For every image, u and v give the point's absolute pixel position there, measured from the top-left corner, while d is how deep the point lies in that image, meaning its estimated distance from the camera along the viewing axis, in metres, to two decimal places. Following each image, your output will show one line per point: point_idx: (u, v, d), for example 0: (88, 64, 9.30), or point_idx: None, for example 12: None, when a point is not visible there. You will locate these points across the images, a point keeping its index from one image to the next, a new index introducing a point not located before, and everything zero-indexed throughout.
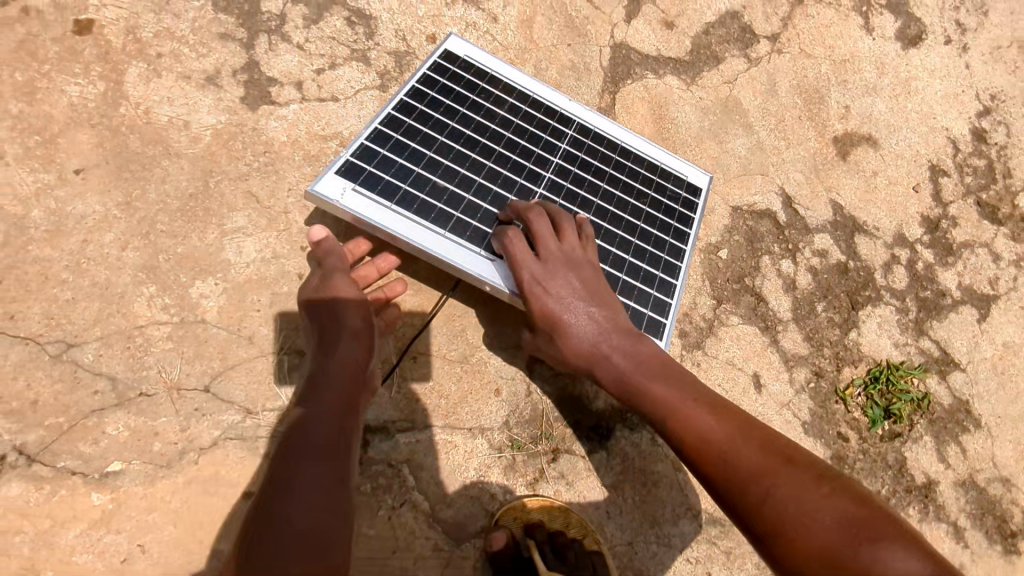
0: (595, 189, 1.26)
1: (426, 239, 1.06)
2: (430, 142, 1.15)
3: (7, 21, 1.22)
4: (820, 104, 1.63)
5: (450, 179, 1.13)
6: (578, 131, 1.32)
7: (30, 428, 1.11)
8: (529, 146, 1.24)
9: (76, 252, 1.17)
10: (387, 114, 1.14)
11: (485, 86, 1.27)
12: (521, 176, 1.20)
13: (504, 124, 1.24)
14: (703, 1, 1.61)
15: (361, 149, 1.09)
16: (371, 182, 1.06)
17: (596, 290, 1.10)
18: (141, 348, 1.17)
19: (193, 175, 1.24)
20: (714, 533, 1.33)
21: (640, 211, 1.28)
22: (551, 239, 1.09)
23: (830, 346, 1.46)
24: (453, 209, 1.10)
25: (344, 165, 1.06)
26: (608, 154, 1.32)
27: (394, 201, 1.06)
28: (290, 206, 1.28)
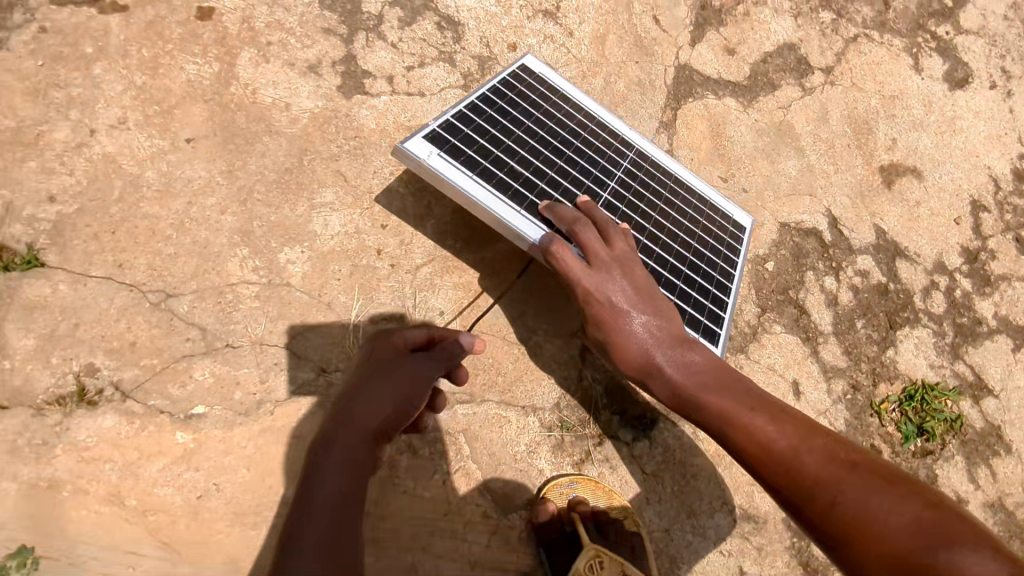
0: (652, 207, 1.33)
1: (502, 210, 1.11)
2: (509, 132, 1.23)
3: (139, 4, 1.36)
4: (868, 134, 1.72)
5: (524, 168, 1.20)
6: (638, 153, 1.41)
7: (127, 367, 1.21)
8: (594, 158, 1.33)
9: (181, 211, 1.28)
10: (472, 101, 1.23)
11: (557, 99, 1.37)
12: (587, 179, 1.27)
13: (572, 133, 1.33)
14: (763, 32, 1.72)
15: (447, 123, 1.16)
16: (455, 151, 1.13)
17: (646, 296, 1.16)
18: (231, 304, 1.27)
19: (290, 152, 1.36)
20: (747, 529, 1.39)
21: (692, 236, 1.36)
22: (600, 248, 1.15)
23: (868, 361, 1.53)
24: (528, 191, 1.16)
25: (432, 132, 1.12)
26: (663, 178, 1.40)
27: (475, 171, 1.12)
28: (374, 187, 1.39)
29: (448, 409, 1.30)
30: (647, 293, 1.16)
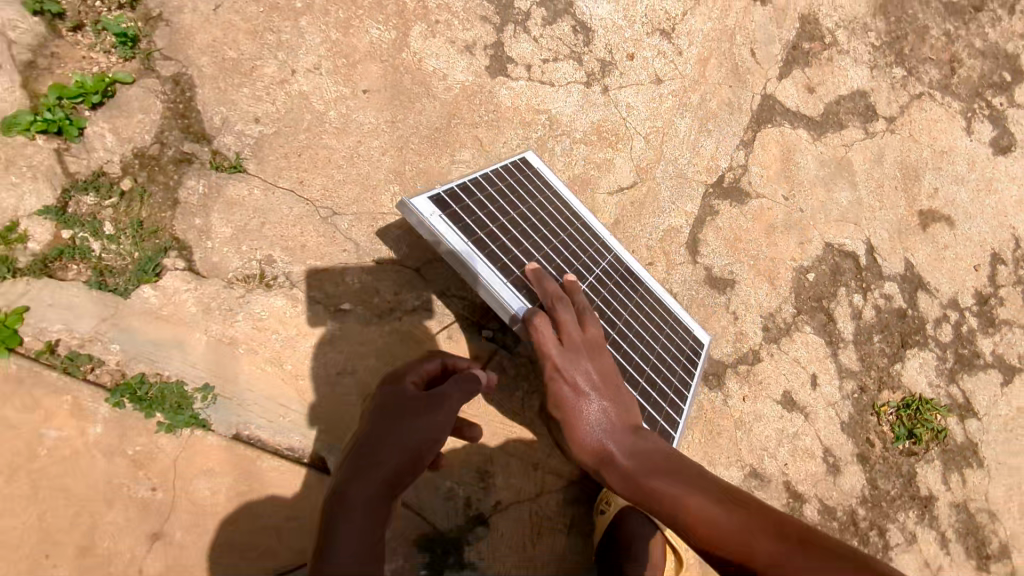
0: (620, 306, 1.45)
1: (490, 275, 1.21)
2: (504, 213, 1.35)
3: None
4: (915, 180, 1.99)
5: (511, 248, 1.30)
6: (614, 258, 1.54)
7: (297, 262, 1.52)
8: (577, 252, 1.45)
9: (351, 148, 1.59)
10: (476, 179, 1.36)
11: (550, 195, 1.51)
12: (568, 267, 1.39)
13: (560, 227, 1.46)
14: (842, 77, 1.99)
15: (451, 192, 1.27)
16: (455, 216, 1.23)
17: (610, 382, 1.25)
18: (380, 228, 1.58)
19: (441, 114, 1.66)
20: (754, 483, 1.67)
21: (655, 341, 1.47)
22: (573, 327, 1.25)
23: (877, 370, 1.82)
24: (512, 265, 1.27)
25: (437, 196, 1.24)
26: (635, 285, 1.53)
27: (471, 239, 1.23)
28: (503, 154, 1.68)
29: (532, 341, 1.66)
30: (611, 381, 1.26)
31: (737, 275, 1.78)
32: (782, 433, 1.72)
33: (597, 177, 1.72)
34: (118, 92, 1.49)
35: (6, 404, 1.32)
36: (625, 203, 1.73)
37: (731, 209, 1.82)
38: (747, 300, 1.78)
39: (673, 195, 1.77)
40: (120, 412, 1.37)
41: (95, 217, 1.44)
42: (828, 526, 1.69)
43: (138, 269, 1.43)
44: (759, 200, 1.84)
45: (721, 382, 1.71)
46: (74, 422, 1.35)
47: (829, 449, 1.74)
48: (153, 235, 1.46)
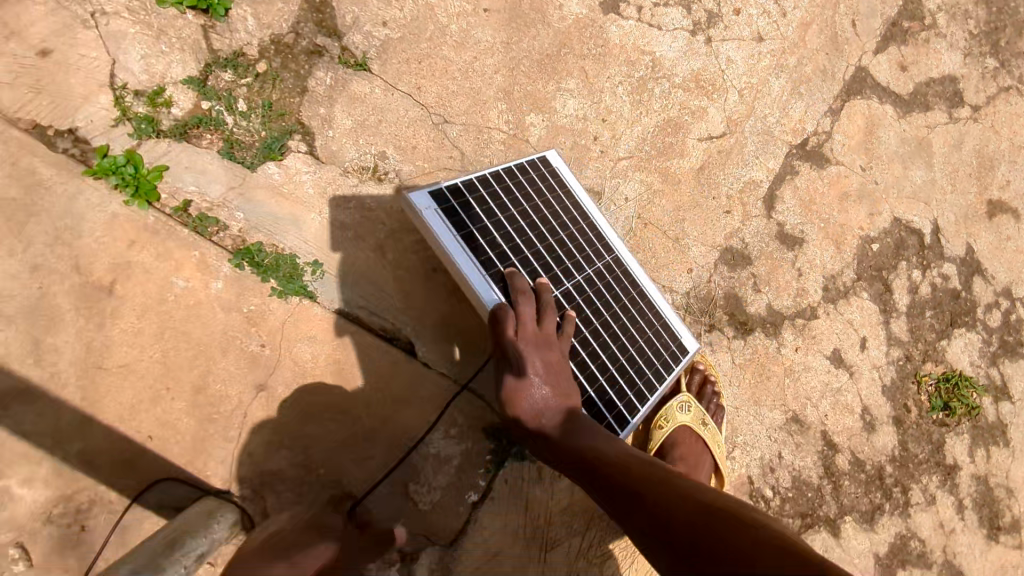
0: (604, 308, 1.48)
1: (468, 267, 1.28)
2: (506, 209, 1.39)
3: None
4: (989, 170, 2.05)
5: (501, 243, 1.34)
6: (615, 260, 1.55)
7: (408, 162, 1.62)
8: (573, 252, 1.47)
9: (467, 62, 1.68)
10: (483, 175, 1.39)
11: (562, 192, 1.53)
12: (557, 268, 1.43)
13: (562, 224, 1.48)
14: (935, 60, 2.03)
15: (454, 187, 1.32)
16: (450, 212, 1.29)
17: (562, 376, 1.31)
18: (485, 141, 1.67)
19: (553, 42, 1.74)
20: (793, 428, 1.80)
21: (633, 342, 1.48)
22: (532, 321, 1.29)
23: (925, 343, 1.92)
24: (496, 259, 1.32)
25: (440, 191, 1.29)
26: (628, 289, 1.54)
27: (461, 234, 1.28)
28: (605, 88, 1.76)
29: None
30: (562, 375, 1.32)
31: (806, 235, 1.87)
32: (827, 386, 1.83)
33: (689, 123, 1.81)
34: None
35: (143, 251, 1.46)
36: (712, 151, 1.82)
37: (811, 171, 1.89)
38: (812, 260, 1.87)
39: (758, 150, 1.86)
40: (239, 273, 1.50)
41: (231, 93, 1.54)
42: (856, 476, 1.81)
43: (265, 147, 1.54)
44: (838, 167, 1.92)
45: (776, 330, 1.82)
46: (199, 275, 1.48)
47: (867, 408, 1.85)
48: (281, 117, 1.57)
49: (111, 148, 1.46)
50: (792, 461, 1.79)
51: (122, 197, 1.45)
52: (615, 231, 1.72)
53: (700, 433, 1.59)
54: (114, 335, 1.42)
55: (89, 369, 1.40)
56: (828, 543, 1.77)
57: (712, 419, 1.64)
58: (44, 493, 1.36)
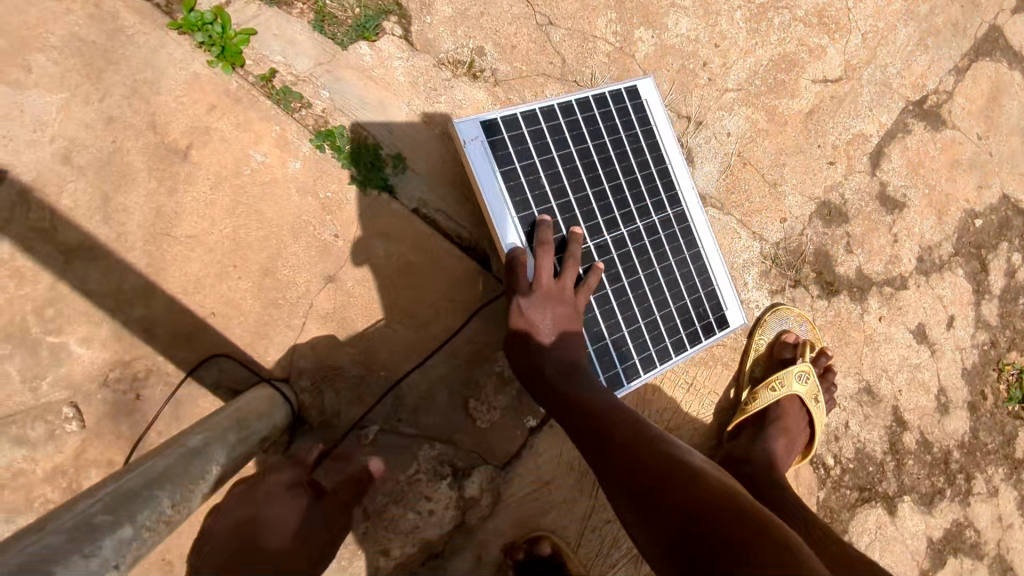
0: (647, 263, 1.36)
1: (497, 209, 1.20)
2: (561, 147, 1.28)
3: None
4: None
5: (543, 184, 1.26)
6: (676, 216, 1.40)
7: (506, 62, 1.51)
8: (630, 199, 1.35)
9: None
10: (548, 106, 1.28)
11: (640, 133, 1.38)
12: (602, 216, 1.32)
13: (622, 171, 1.35)
14: None
15: (510, 117, 1.23)
16: (500, 144, 1.21)
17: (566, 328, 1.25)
18: (589, 51, 1.56)
19: None
20: (865, 399, 1.69)
21: (665, 306, 1.37)
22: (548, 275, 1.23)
23: (1012, 330, 1.81)
24: (530, 203, 1.23)
25: (492, 119, 1.20)
26: (681, 250, 1.41)
27: (501, 169, 1.21)
28: (722, 12, 1.62)
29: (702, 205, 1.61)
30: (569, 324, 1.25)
31: (909, 200, 1.75)
32: (905, 360, 1.72)
33: (805, 62, 1.68)
34: None
35: (222, 118, 1.36)
36: (824, 95, 1.69)
37: (924, 131, 1.76)
38: (910, 227, 1.75)
39: (872, 102, 1.72)
40: (319, 156, 1.41)
41: None
42: (921, 457, 1.71)
43: (359, 25, 1.43)
44: (953, 132, 1.79)
45: (863, 296, 1.71)
46: (278, 152, 1.39)
47: (944, 389, 1.74)
48: None
49: (201, 2, 1.36)
50: (858, 432, 1.68)
51: (207, 57, 1.35)
52: (713, 166, 1.63)
53: (811, 410, 1.52)
54: (186, 202, 1.34)
55: (157, 233, 1.33)
56: (882, 520, 1.68)
57: (823, 397, 1.56)
58: (101, 356, 1.30)
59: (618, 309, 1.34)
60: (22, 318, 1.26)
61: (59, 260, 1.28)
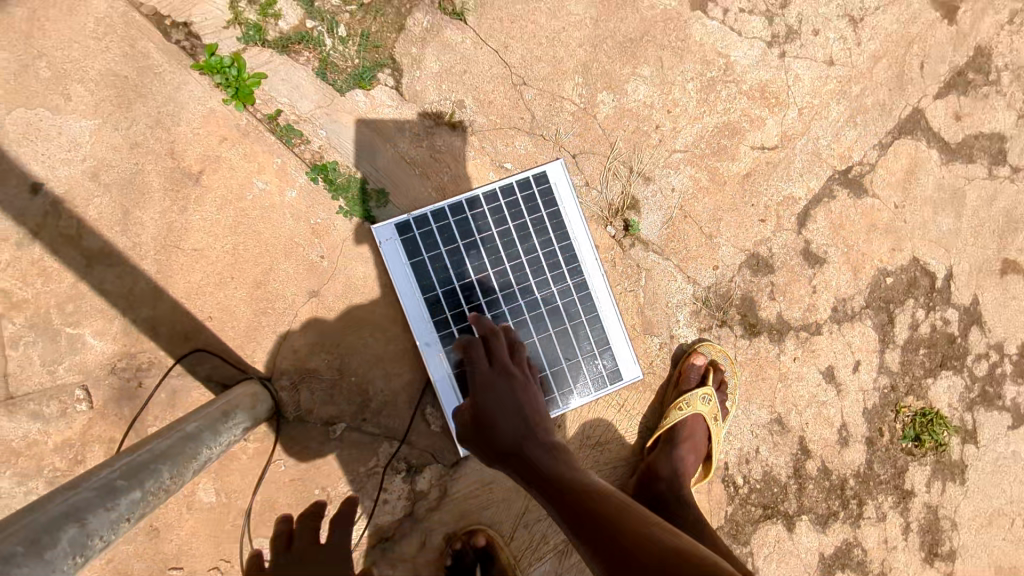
0: (540, 328, 1.69)
1: (405, 294, 1.61)
2: (466, 234, 1.65)
3: None
4: (1013, 231, 2.19)
5: (448, 267, 1.63)
6: (575, 284, 1.72)
7: (482, 114, 1.74)
8: (529, 274, 1.68)
9: (555, 32, 1.77)
10: (457, 201, 1.66)
11: (544, 214, 1.71)
12: (500, 290, 1.66)
13: (523, 248, 1.69)
14: (987, 117, 2.16)
15: (422, 215, 1.63)
16: (409, 240, 1.61)
17: (524, 404, 1.27)
18: (556, 109, 1.78)
19: (638, 28, 1.83)
20: (775, 428, 1.93)
21: (556, 364, 1.68)
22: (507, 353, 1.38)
23: (911, 377, 2.07)
24: (435, 285, 1.62)
25: (404, 221, 1.62)
26: (578, 311, 1.72)
27: (410, 260, 1.61)
28: (676, 82, 1.86)
29: (644, 250, 1.85)
30: (527, 396, 1.29)
31: (829, 256, 2.00)
32: (814, 397, 1.97)
33: (746, 130, 1.92)
34: None
35: (231, 148, 1.57)
36: (761, 160, 1.93)
37: (847, 198, 2.02)
38: (828, 280, 2.00)
39: (803, 169, 1.98)
40: (312, 186, 1.62)
41: (335, 18, 1.64)
42: (820, 482, 1.96)
43: (356, 74, 1.65)
44: (873, 199, 2.05)
45: (782, 337, 1.95)
46: (278, 181, 1.60)
47: (845, 424, 2.00)
48: (377, 50, 1.67)
49: (220, 46, 1.56)
50: (767, 457, 1.92)
51: (222, 96, 1.56)
52: (656, 216, 1.86)
53: (710, 426, 1.78)
54: (194, 220, 1.55)
55: (167, 245, 1.54)
56: (781, 535, 1.92)
57: (720, 414, 1.84)
58: (111, 347, 1.51)
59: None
60: (46, 312, 1.47)
61: (81, 263, 1.49)
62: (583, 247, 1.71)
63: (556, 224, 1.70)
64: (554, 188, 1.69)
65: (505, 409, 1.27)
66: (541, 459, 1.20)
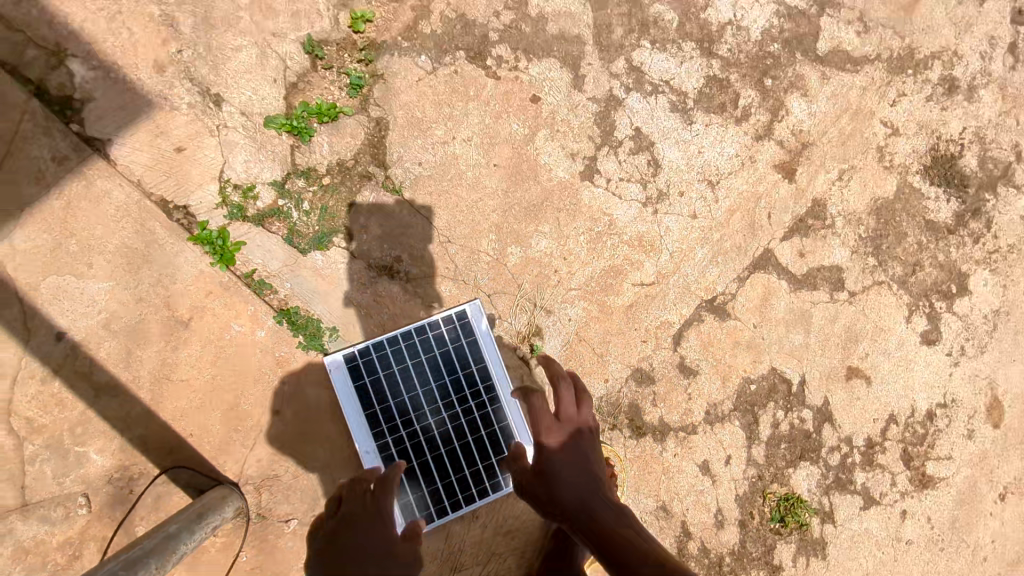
0: (461, 436, 2.07)
1: (349, 412, 2.00)
2: (400, 361, 2.06)
3: (513, 78, 2.34)
4: (853, 344, 2.75)
5: (384, 388, 2.03)
6: (490, 398, 2.11)
7: (416, 266, 2.22)
8: (451, 392, 2.09)
9: (473, 201, 2.29)
10: (393, 335, 2.08)
11: (464, 342, 2.13)
12: (427, 406, 2.06)
13: (447, 370, 2.10)
14: (827, 253, 2.74)
15: (364, 348, 2.04)
16: (353, 367, 2.03)
17: (582, 447, 1.31)
18: (475, 260, 2.28)
19: (539, 196, 2.36)
20: (659, 512, 2.39)
21: (473, 465, 2.07)
22: (569, 405, 1.36)
23: (775, 468, 2.56)
24: (373, 403, 2.01)
25: (349, 352, 2.03)
26: (493, 421, 2.11)
27: (354, 384, 2.01)
28: (570, 236, 2.39)
29: (546, 369, 2.33)
30: (587, 440, 1.34)
31: (700, 368, 2.49)
32: (693, 486, 2.45)
33: (628, 271, 2.44)
34: (339, 117, 2.15)
35: (216, 300, 2.02)
36: (641, 294, 2.45)
37: (713, 321, 2.54)
38: (701, 388, 2.48)
39: (676, 299, 2.49)
40: (278, 327, 2.06)
41: (301, 195, 2.11)
42: (703, 560, 2.45)
43: (316, 239, 2.12)
44: (736, 322, 2.57)
45: (663, 437, 2.44)
46: (251, 324, 2.04)
47: (721, 509, 2.48)
48: (333, 219, 2.14)
49: (210, 222, 2.02)
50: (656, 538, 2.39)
51: (210, 260, 2.01)
52: (556, 341, 2.34)
53: None
54: (183, 356, 1.98)
55: (161, 377, 1.95)
56: None
57: None
58: (110, 461, 1.90)
59: (437, 468, 2.04)
60: (60, 434, 1.87)
61: (91, 394, 1.90)
62: (495, 368, 2.12)
63: (473, 351, 2.11)
64: (471, 322, 2.10)
65: (570, 459, 1.29)
66: (594, 494, 1.23)
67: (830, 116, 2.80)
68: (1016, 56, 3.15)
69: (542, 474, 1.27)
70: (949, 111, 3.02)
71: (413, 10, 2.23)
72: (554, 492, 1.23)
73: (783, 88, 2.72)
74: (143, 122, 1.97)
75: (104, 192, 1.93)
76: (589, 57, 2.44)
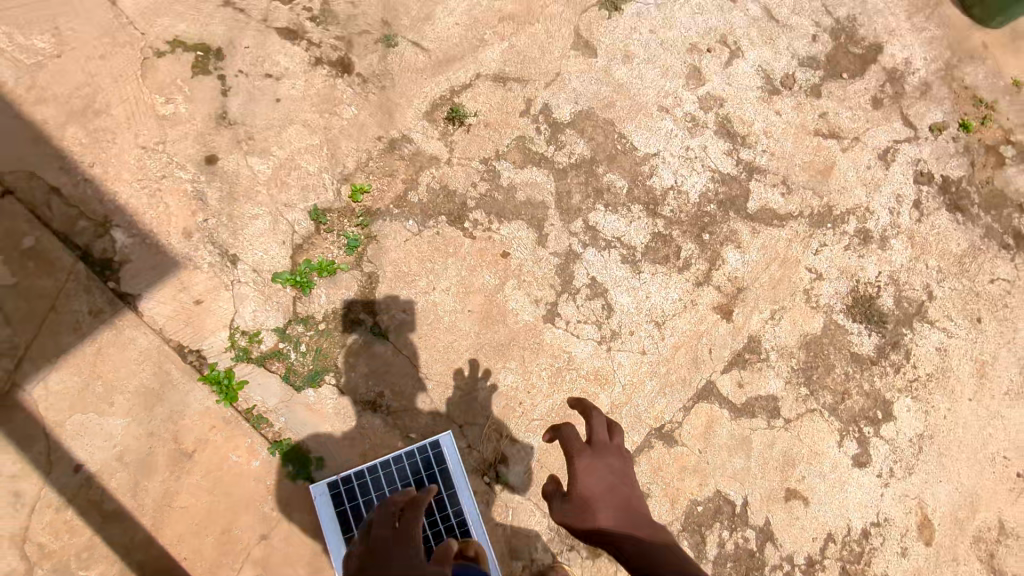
0: None
1: (330, 537, 2.21)
2: (378, 489, 2.29)
3: (486, 237, 2.76)
4: (791, 467, 3.05)
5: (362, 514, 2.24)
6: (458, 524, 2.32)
7: (396, 399, 2.53)
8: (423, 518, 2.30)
9: (449, 341, 2.64)
10: (373, 464, 2.32)
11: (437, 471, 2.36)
12: None
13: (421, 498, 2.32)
14: (763, 383, 3.09)
15: (347, 476, 2.28)
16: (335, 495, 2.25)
17: (611, 462, 1.63)
18: (448, 394, 2.60)
19: (507, 337, 2.72)
20: None
21: None
22: (602, 433, 1.71)
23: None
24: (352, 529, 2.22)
25: (333, 480, 2.26)
26: None
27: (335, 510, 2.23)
28: (534, 371, 2.73)
29: (510, 493, 2.60)
30: (616, 459, 1.65)
31: (652, 491, 2.82)
32: None
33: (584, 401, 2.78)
34: (337, 271, 2.51)
35: (218, 434, 2.29)
36: None
37: (662, 447, 2.87)
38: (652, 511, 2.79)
39: (629, 428, 2.83)
40: (271, 458, 2.32)
41: (299, 339, 2.43)
42: None
43: (310, 377, 2.42)
44: (682, 448, 2.89)
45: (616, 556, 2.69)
46: (247, 455, 2.30)
47: None
48: (327, 359, 2.45)
49: (219, 363, 2.32)
50: None
51: (216, 398, 2.29)
52: (519, 467, 2.62)
53: None
54: (185, 486, 2.22)
55: (163, 505, 2.19)
56: None
57: None
58: None
59: None
60: (67, 558, 2.08)
61: (99, 521, 2.13)
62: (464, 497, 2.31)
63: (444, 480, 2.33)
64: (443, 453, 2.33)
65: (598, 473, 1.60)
66: (618, 497, 1.54)
67: (760, 263, 3.24)
68: (921, 211, 3.68)
69: (576, 486, 1.58)
70: (866, 257, 3.48)
71: (403, 183, 2.69)
72: (584, 497, 1.54)
73: (719, 241, 3.17)
74: (169, 279, 2.30)
75: (130, 339, 2.23)
76: (552, 219, 2.89)
